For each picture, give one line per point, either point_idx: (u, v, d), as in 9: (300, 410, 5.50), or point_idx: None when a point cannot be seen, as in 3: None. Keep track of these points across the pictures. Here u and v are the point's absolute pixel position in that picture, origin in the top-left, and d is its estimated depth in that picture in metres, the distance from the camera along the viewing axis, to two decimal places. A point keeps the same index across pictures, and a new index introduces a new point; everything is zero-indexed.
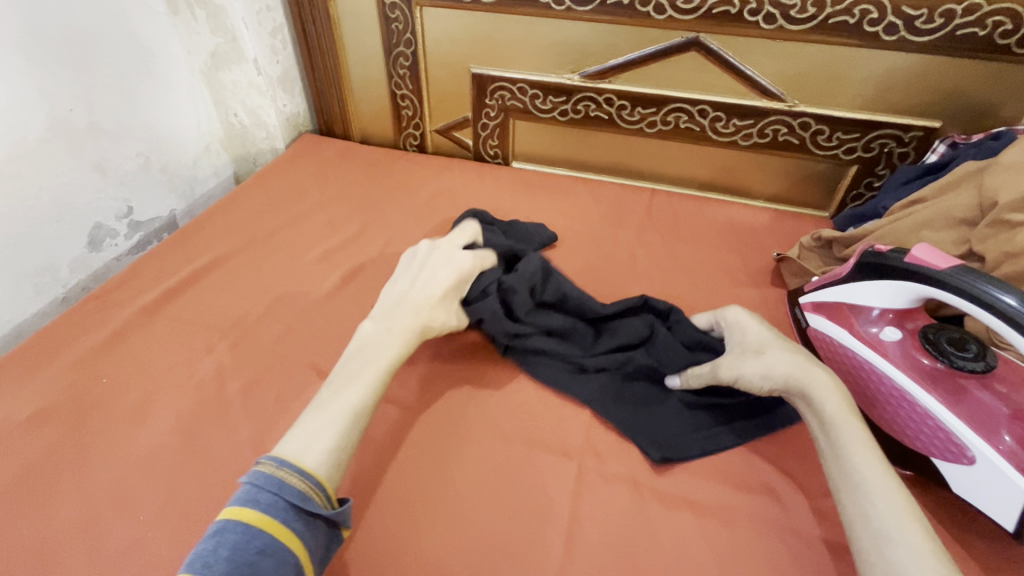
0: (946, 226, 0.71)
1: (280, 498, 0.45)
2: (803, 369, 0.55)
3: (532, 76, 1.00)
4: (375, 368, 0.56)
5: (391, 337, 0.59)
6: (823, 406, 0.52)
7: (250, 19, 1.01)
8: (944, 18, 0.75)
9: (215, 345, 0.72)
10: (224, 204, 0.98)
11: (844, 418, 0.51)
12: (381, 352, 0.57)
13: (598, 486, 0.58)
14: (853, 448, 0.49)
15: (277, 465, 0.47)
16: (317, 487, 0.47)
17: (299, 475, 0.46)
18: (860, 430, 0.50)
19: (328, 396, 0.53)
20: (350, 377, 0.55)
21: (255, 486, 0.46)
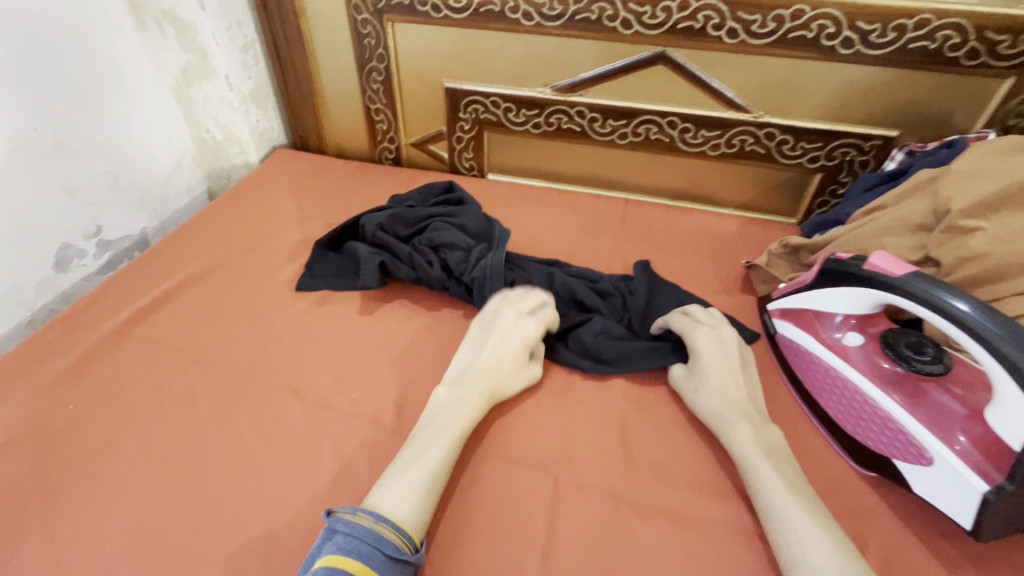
0: (905, 232, 0.73)
1: (379, 550, 0.47)
2: (723, 416, 0.60)
3: (504, 90, 1.01)
4: (450, 436, 0.57)
5: (466, 406, 0.60)
6: (735, 445, 0.58)
7: (220, 35, 1.06)
8: (896, 33, 0.77)
9: (186, 367, 0.71)
10: (197, 221, 0.97)
11: (755, 455, 0.56)
12: (454, 421, 0.59)
13: (576, 498, 0.58)
14: (767, 482, 0.54)
15: (375, 520, 0.49)
16: (407, 540, 0.49)
17: (395, 529, 0.49)
18: (767, 462, 0.55)
19: (405, 462, 0.55)
20: (426, 443, 0.56)
21: (354, 537, 0.47)
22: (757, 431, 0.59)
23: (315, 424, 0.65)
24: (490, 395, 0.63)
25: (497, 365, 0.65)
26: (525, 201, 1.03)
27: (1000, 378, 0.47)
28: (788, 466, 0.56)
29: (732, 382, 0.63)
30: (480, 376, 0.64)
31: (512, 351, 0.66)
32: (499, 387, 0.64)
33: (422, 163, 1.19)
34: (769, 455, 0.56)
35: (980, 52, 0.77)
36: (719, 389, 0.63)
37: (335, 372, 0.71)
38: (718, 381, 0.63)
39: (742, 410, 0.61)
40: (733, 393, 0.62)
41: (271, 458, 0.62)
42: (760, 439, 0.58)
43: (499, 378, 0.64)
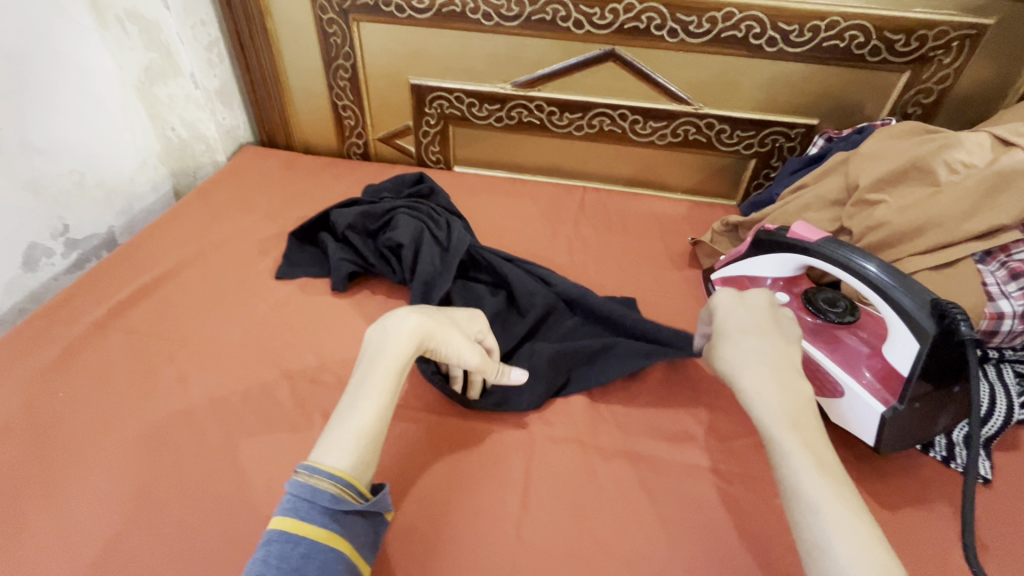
0: (823, 207, 0.84)
1: (315, 503, 0.48)
2: (743, 372, 0.55)
3: (467, 86, 1.07)
4: (386, 377, 0.57)
5: (398, 334, 0.60)
6: (756, 411, 0.52)
7: (184, 34, 1.08)
8: (812, 33, 0.88)
9: (173, 354, 0.74)
10: (170, 217, 0.99)
11: (779, 424, 0.50)
12: (387, 358, 0.58)
13: (548, 449, 0.66)
14: (792, 457, 0.48)
15: (311, 473, 0.49)
16: (347, 487, 0.50)
17: (330, 479, 0.49)
18: (792, 435, 0.49)
19: (340, 410, 0.55)
20: (360, 392, 0.56)
21: (293, 495, 0.48)
22: (785, 393, 0.53)
23: (304, 398, 0.69)
24: (428, 334, 0.61)
25: (441, 313, 0.66)
26: (491, 190, 1.10)
27: (893, 320, 0.57)
28: (817, 436, 0.50)
29: (768, 340, 0.57)
30: (419, 311, 0.64)
31: (462, 318, 0.68)
32: (437, 325, 0.63)
33: (390, 158, 1.24)
34: (795, 424, 0.50)
35: (882, 49, 0.88)
36: (740, 350, 0.57)
37: (320, 351, 0.75)
38: (740, 342, 0.57)
39: (771, 367, 0.55)
40: (767, 350, 0.56)
41: (265, 432, 0.66)
42: (787, 403, 0.52)
43: (439, 328, 0.63)
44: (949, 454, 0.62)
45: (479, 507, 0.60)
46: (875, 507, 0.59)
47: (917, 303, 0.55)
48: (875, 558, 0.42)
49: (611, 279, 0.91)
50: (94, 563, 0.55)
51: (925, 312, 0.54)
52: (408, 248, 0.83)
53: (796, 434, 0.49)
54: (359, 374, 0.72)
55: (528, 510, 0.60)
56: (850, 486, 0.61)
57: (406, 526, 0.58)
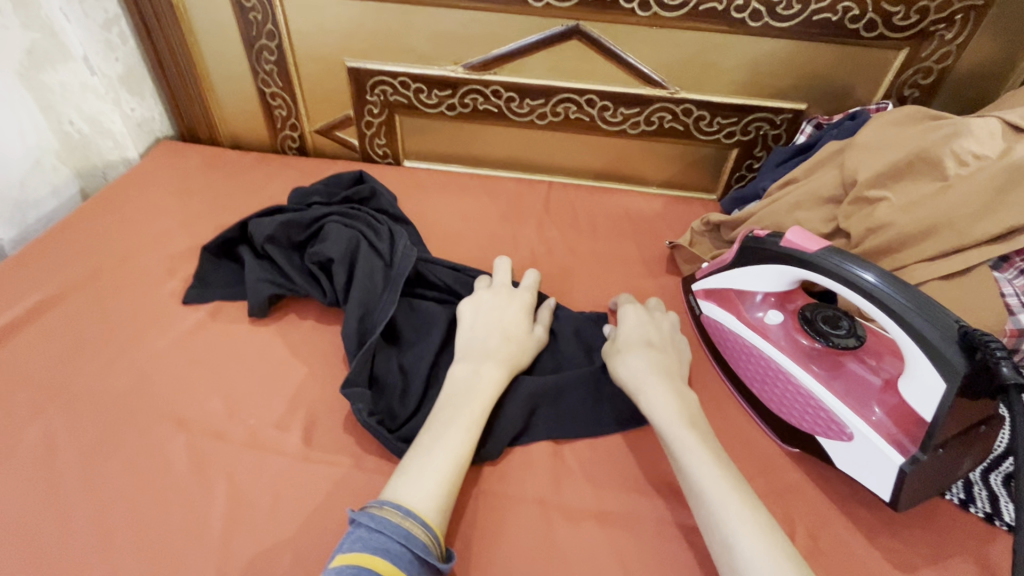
0: (815, 206, 0.74)
1: (407, 549, 0.43)
2: (642, 381, 0.58)
3: (413, 69, 0.93)
4: (476, 414, 0.55)
5: (485, 377, 0.59)
6: (657, 413, 0.55)
7: (71, 8, 0.91)
8: (801, 5, 0.77)
9: (45, 406, 0.60)
10: (59, 230, 0.83)
11: (677, 425, 0.53)
12: (475, 396, 0.57)
13: (504, 511, 0.55)
14: (692, 453, 0.50)
15: (404, 514, 0.45)
16: (435, 538, 0.46)
17: (423, 525, 0.45)
18: (690, 432, 0.52)
19: (427, 443, 0.52)
20: (446, 425, 0.54)
21: (382, 532, 0.44)
22: (680, 396, 0.56)
23: (207, 458, 0.57)
24: (509, 366, 0.61)
25: (507, 334, 0.64)
26: (444, 188, 0.97)
27: (910, 351, 0.47)
28: (710, 435, 0.53)
29: (661, 356, 0.62)
30: (496, 348, 0.62)
31: (519, 320, 0.66)
32: (515, 360, 0.62)
33: (330, 152, 1.09)
34: (691, 422, 0.53)
35: (878, 24, 0.78)
36: (647, 361, 0.60)
37: (232, 395, 0.63)
38: (651, 355, 0.61)
39: (664, 375, 0.58)
40: (659, 358, 0.61)
41: (154, 506, 0.53)
42: (683, 405, 0.55)
43: (516, 349, 0.63)
44: (968, 497, 0.54)
45: None
46: (889, 570, 0.50)
47: (942, 333, 0.45)
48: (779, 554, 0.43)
49: (579, 292, 0.80)
50: None
51: (951, 344, 0.45)
52: (341, 265, 0.71)
53: (694, 432, 0.52)
54: (278, 423, 0.60)
55: None
56: (860, 544, 0.52)
57: None
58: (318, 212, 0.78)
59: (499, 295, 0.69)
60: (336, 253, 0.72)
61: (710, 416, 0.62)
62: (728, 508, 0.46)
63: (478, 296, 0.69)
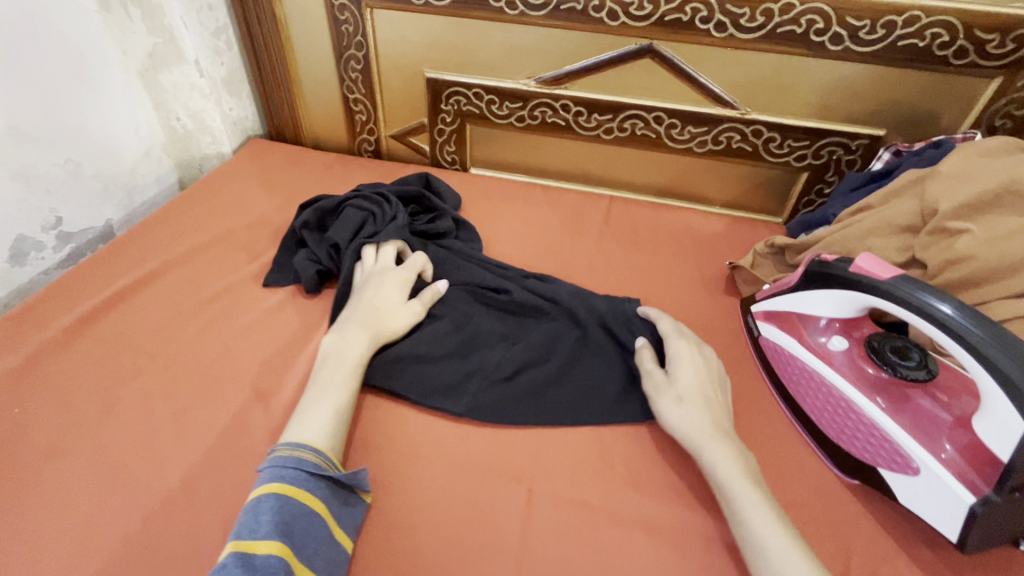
0: (890, 234, 0.72)
1: (301, 471, 0.50)
2: (704, 438, 0.56)
3: (487, 81, 0.98)
4: (348, 375, 0.60)
5: (353, 342, 0.63)
6: (717, 469, 0.54)
7: (190, 17, 1.00)
8: (885, 30, 0.76)
9: (146, 367, 0.67)
10: (162, 213, 0.93)
11: (738, 479, 0.52)
12: (348, 360, 0.61)
13: (552, 510, 0.56)
14: (756, 512, 0.50)
15: (293, 446, 0.51)
16: (326, 459, 0.52)
17: (311, 451, 0.52)
18: (754, 491, 0.51)
19: (306, 404, 0.57)
20: (323, 385, 0.58)
21: (277, 465, 0.50)
22: (739, 454, 0.55)
23: (281, 429, 0.62)
24: (374, 333, 0.65)
25: (378, 307, 0.67)
26: (508, 197, 1.00)
27: (987, 387, 0.46)
28: (767, 489, 0.53)
29: (717, 406, 0.60)
30: (362, 317, 0.66)
31: (392, 295, 0.69)
32: (387, 327, 0.66)
33: (402, 156, 1.16)
34: (754, 481, 0.52)
35: (969, 51, 0.76)
36: (704, 415, 0.58)
37: (304, 374, 0.68)
38: (706, 405, 0.59)
39: (721, 430, 0.57)
40: (713, 411, 0.58)
41: (233, 467, 0.58)
42: (743, 462, 0.54)
43: (387, 321, 0.67)
44: None
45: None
46: None
47: None
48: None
49: None
50: None
51: None
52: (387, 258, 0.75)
53: (755, 487, 0.52)
54: None
55: None
56: None
57: None
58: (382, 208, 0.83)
59: (371, 275, 0.72)
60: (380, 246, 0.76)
61: (763, 438, 0.61)
62: (771, 533, 0.48)
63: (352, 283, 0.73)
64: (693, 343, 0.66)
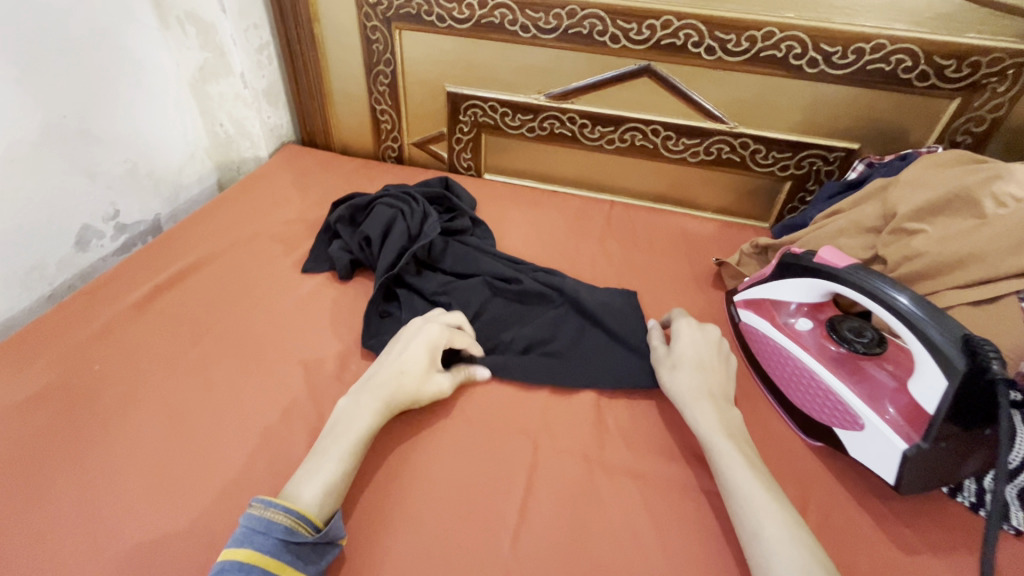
0: (858, 234, 0.81)
1: (267, 536, 0.49)
2: (691, 400, 0.65)
3: (502, 96, 1.08)
4: (351, 443, 0.58)
5: (363, 410, 0.61)
6: (700, 425, 0.62)
7: (238, 35, 1.11)
8: (856, 55, 0.86)
9: (201, 338, 0.77)
10: (209, 208, 1.04)
11: (716, 434, 0.61)
12: (354, 425, 0.59)
13: (553, 461, 0.65)
14: (728, 458, 0.58)
15: (265, 506, 0.50)
16: (301, 519, 0.51)
17: (284, 511, 0.50)
18: (729, 443, 0.60)
19: (305, 468, 0.56)
20: (325, 450, 0.57)
21: (247, 528, 0.49)
22: (720, 413, 0.64)
23: (319, 390, 0.71)
24: (388, 399, 0.63)
25: (401, 371, 0.65)
26: (518, 199, 1.11)
27: (920, 353, 0.55)
28: (746, 445, 0.61)
29: (710, 373, 0.68)
30: (381, 381, 0.64)
31: (416, 358, 0.66)
32: (400, 396, 0.64)
33: (422, 162, 1.27)
34: (731, 437, 0.61)
35: (930, 74, 0.85)
36: (694, 380, 0.67)
37: (338, 346, 0.77)
38: (698, 372, 0.68)
39: (710, 395, 0.66)
40: (706, 377, 0.68)
41: (279, 420, 0.68)
42: (723, 420, 0.63)
43: (405, 388, 0.64)
44: (978, 501, 0.58)
45: (479, 513, 0.59)
46: (891, 550, 0.56)
47: (948, 336, 0.53)
48: (795, 543, 0.51)
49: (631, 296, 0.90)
50: (108, 531, 0.57)
51: (955, 347, 0.52)
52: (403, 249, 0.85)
53: (728, 440, 0.60)
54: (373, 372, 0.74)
55: (526, 518, 0.59)
56: (869, 526, 0.58)
57: (403, 524, 0.58)
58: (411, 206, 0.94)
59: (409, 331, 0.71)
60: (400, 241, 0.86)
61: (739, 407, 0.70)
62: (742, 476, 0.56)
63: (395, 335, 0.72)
64: (696, 324, 0.74)
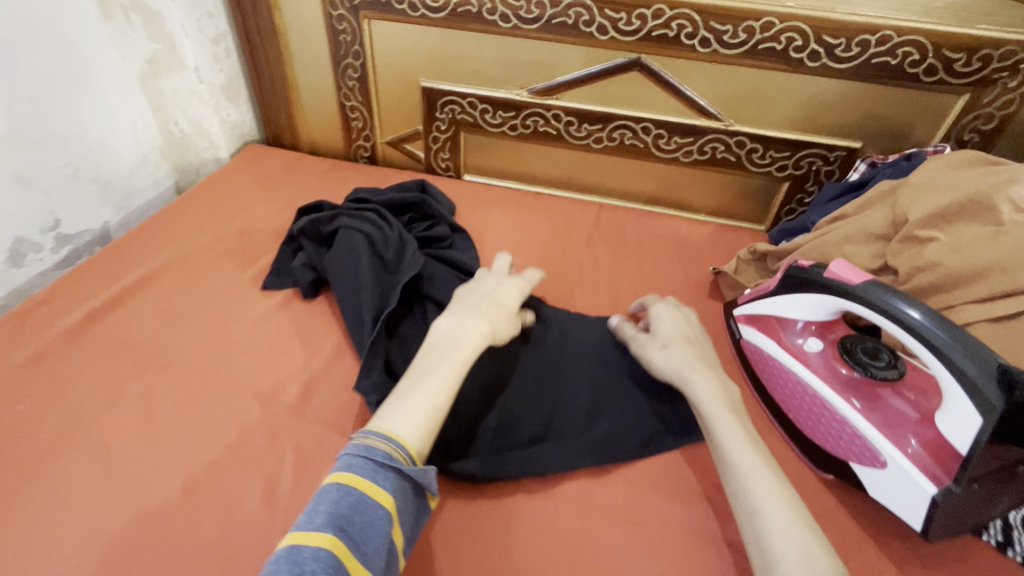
0: (865, 241, 0.75)
1: (368, 459, 0.47)
2: (687, 371, 0.60)
3: (481, 91, 1.01)
4: (454, 368, 0.56)
5: (466, 335, 0.60)
6: (699, 398, 0.57)
7: (190, 25, 1.02)
8: (860, 48, 0.80)
9: (146, 367, 0.69)
10: (161, 216, 0.94)
11: (718, 406, 0.56)
12: (458, 349, 0.58)
13: (542, 503, 0.59)
14: (727, 434, 0.53)
15: (364, 434, 0.49)
16: (400, 450, 0.48)
17: (384, 440, 0.48)
18: (731, 417, 0.55)
19: (404, 390, 0.54)
20: (426, 372, 0.56)
21: (347, 453, 0.47)
22: (722, 382, 0.58)
23: (279, 426, 0.64)
24: (490, 330, 0.62)
25: (497, 304, 0.67)
26: (501, 203, 1.03)
27: (949, 385, 0.49)
28: (748, 420, 0.56)
29: (699, 347, 0.64)
30: (483, 308, 0.64)
31: (509, 296, 0.69)
32: (497, 327, 0.64)
33: (396, 162, 1.18)
34: (733, 410, 0.56)
35: (938, 69, 0.80)
36: (687, 352, 0.62)
37: (302, 374, 0.69)
38: (688, 346, 0.63)
39: (708, 364, 0.61)
40: (698, 350, 0.63)
41: (233, 464, 0.60)
42: (726, 391, 0.58)
43: (498, 319, 0.65)
44: (1006, 540, 0.54)
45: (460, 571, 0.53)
46: None
47: (983, 369, 0.47)
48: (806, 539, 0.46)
49: (622, 309, 0.83)
50: None
51: (991, 381, 0.46)
52: (368, 267, 0.76)
53: (734, 416, 0.55)
54: (342, 403, 0.67)
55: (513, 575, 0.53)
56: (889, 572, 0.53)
57: None
58: (385, 233, 0.82)
59: (481, 279, 0.71)
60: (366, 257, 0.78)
61: None
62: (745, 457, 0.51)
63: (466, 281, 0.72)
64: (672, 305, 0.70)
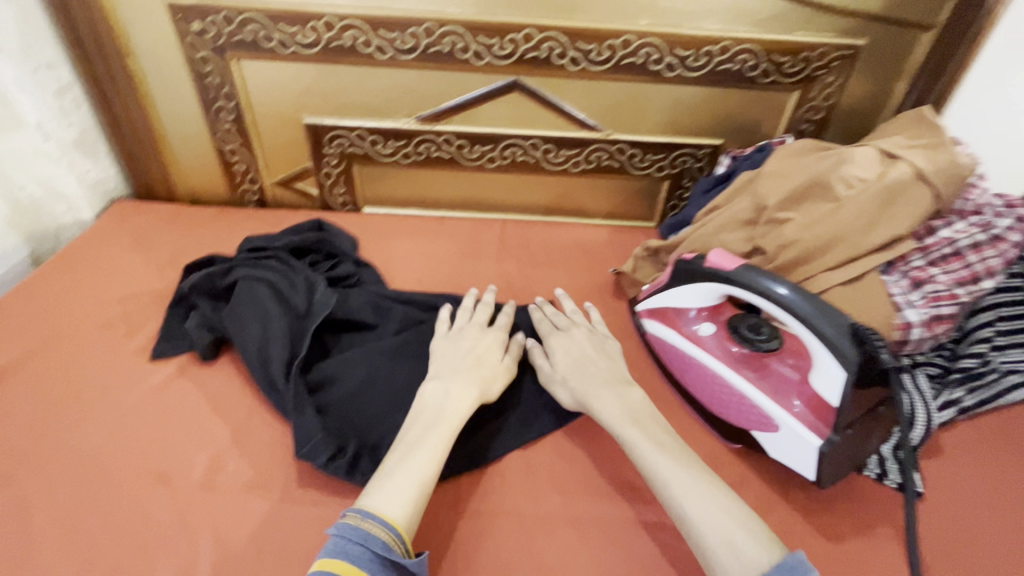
0: (736, 227, 0.83)
1: (367, 548, 0.48)
2: (588, 393, 0.65)
3: (368, 122, 1.00)
4: (442, 439, 0.58)
5: (451, 405, 0.61)
6: (606, 418, 0.62)
7: (24, 79, 0.88)
8: (707, 57, 0.90)
9: (16, 473, 0.61)
10: (15, 295, 0.83)
11: (623, 424, 0.60)
12: (442, 421, 0.59)
13: (483, 527, 0.59)
14: (641, 447, 0.58)
15: (362, 517, 0.50)
16: (396, 537, 0.50)
17: (383, 526, 0.50)
18: (635, 430, 0.60)
19: (391, 468, 0.55)
20: (411, 446, 0.57)
21: (344, 537, 0.49)
22: (621, 400, 0.63)
23: (190, 507, 0.59)
24: (480, 391, 0.64)
25: (479, 361, 0.68)
26: (405, 231, 1.03)
27: (816, 347, 0.56)
28: (655, 428, 0.60)
29: (596, 363, 0.69)
30: (466, 370, 0.65)
31: (490, 353, 0.69)
32: (486, 387, 0.65)
33: (289, 202, 1.13)
34: (636, 421, 0.61)
35: (771, 71, 0.92)
36: (586, 374, 0.67)
37: (209, 447, 0.64)
38: (582, 363, 0.68)
39: (606, 384, 0.65)
40: (596, 369, 0.68)
41: (141, 560, 0.55)
42: (624, 406, 0.62)
43: (487, 376, 0.66)
44: (882, 471, 0.63)
45: None
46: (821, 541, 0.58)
47: (838, 329, 0.55)
48: (742, 530, 0.50)
49: None
50: None
51: (846, 338, 0.54)
52: (277, 315, 0.73)
53: (636, 428, 0.59)
54: (261, 468, 0.63)
55: None
56: (796, 521, 0.59)
57: None
58: (294, 274, 0.79)
59: (466, 329, 0.72)
60: (273, 305, 0.74)
61: None
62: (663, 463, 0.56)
63: (445, 331, 0.72)
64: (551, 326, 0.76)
